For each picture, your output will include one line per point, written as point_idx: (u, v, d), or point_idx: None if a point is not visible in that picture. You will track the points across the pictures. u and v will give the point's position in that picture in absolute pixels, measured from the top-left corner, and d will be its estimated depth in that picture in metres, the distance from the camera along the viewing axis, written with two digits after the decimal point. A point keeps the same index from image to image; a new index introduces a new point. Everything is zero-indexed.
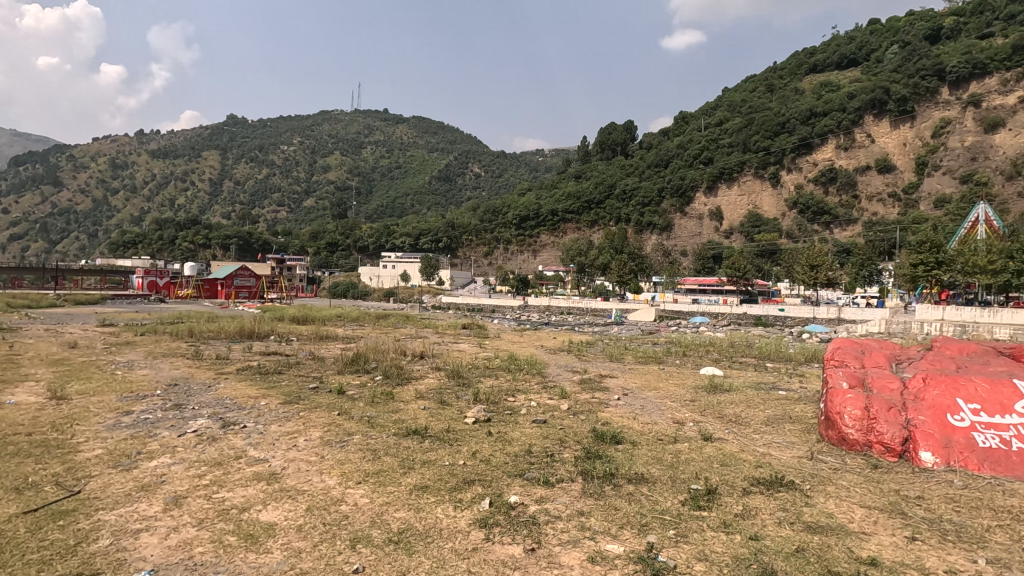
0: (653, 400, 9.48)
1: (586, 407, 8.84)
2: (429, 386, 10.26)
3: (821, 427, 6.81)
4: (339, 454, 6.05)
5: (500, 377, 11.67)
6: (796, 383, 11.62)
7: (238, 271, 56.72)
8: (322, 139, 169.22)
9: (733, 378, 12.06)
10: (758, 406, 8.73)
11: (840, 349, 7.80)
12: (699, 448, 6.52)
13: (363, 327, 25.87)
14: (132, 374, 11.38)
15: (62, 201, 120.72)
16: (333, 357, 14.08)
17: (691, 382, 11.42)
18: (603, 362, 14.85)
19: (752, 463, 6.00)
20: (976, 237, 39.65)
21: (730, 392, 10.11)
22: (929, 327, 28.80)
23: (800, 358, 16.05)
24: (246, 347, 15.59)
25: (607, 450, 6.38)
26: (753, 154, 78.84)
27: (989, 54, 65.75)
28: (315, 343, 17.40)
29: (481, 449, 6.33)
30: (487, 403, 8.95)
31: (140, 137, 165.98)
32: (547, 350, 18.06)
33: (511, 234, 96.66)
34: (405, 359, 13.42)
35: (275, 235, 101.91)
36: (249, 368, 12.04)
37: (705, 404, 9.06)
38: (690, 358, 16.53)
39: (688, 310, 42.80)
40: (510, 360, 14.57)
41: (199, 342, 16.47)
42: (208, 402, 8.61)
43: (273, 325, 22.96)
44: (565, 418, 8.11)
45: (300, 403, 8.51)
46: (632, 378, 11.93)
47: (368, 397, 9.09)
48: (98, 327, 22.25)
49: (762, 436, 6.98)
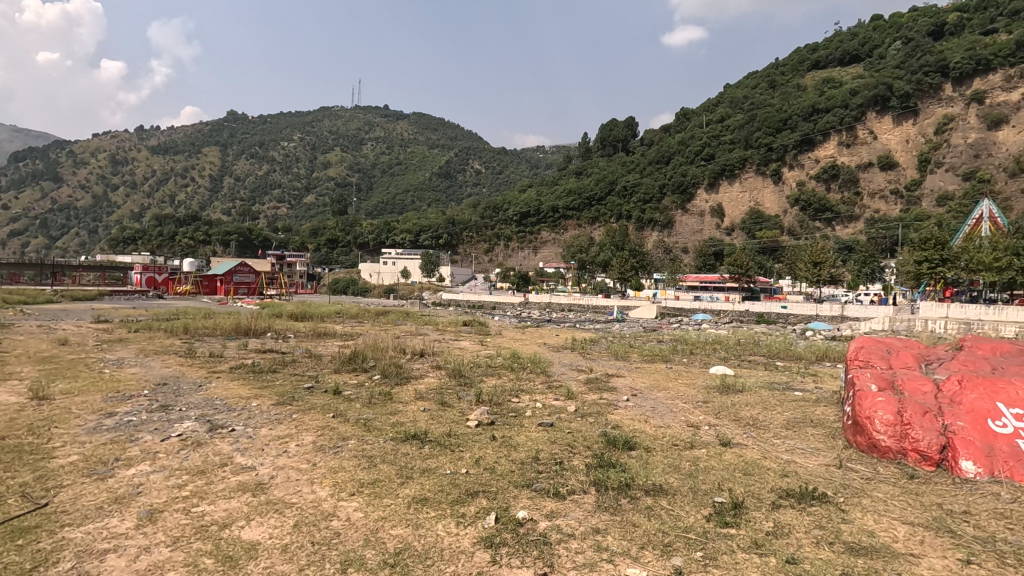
0: (664, 401, 9.05)
1: (595, 409, 8.38)
2: (429, 386, 9.86)
3: (848, 433, 6.36)
4: (332, 462, 5.63)
5: (504, 376, 11.27)
6: (811, 383, 11.14)
7: (237, 267, 56.29)
8: (322, 135, 168.56)
9: (745, 377, 11.63)
10: (773, 407, 8.31)
11: (865, 348, 7.39)
12: (718, 455, 6.11)
13: (362, 324, 25.47)
14: (120, 373, 10.93)
15: (62, 197, 120.12)
16: (330, 354, 13.65)
17: (701, 382, 10.99)
18: (608, 360, 14.43)
19: (778, 471, 5.58)
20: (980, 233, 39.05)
21: (743, 393, 9.70)
22: (935, 325, 28.36)
23: (809, 357, 15.59)
24: (242, 344, 15.17)
25: (621, 457, 5.94)
26: (755, 151, 78.28)
27: (993, 50, 64.97)
28: (314, 341, 16.98)
29: (485, 456, 5.92)
30: (491, 404, 8.51)
31: (140, 133, 165.46)
32: (550, 348, 17.64)
33: (512, 230, 96.17)
34: (405, 358, 12.98)
35: (275, 232, 101.45)
36: (242, 367, 11.59)
37: (719, 405, 8.64)
38: (697, 356, 16.03)
39: (690, 307, 42.37)
40: (513, 358, 14.13)
41: (193, 340, 16.06)
42: (197, 403, 8.18)
43: (271, 321, 22.59)
44: (572, 421, 7.69)
45: (293, 404, 8.07)
46: (640, 377, 11.48)
47: (365, 398, 8.68)
48: (92, 323, 21.78)
49: (782, 441, 6.56)
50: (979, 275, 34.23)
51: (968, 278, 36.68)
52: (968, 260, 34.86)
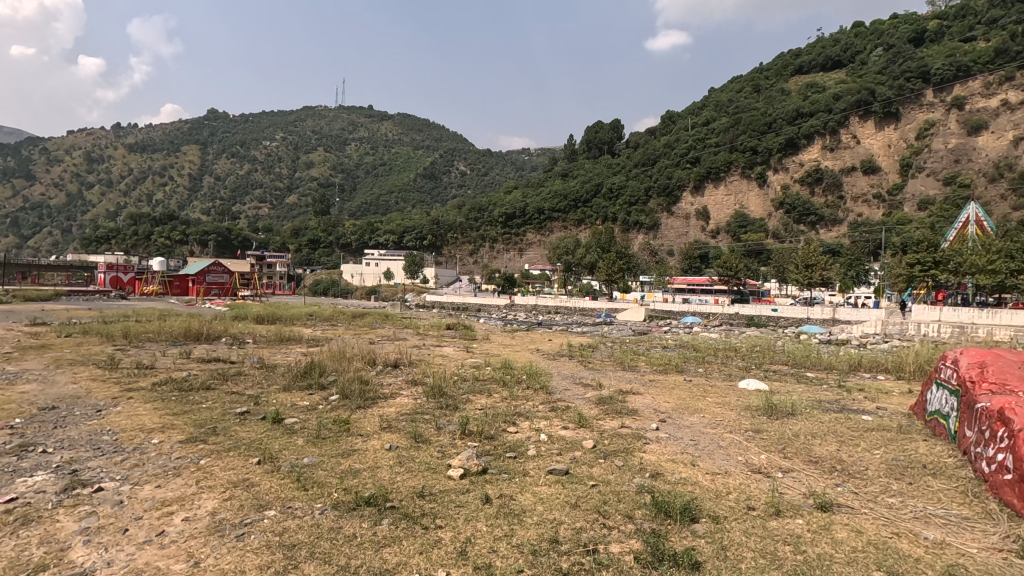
0: (706, 432, 6.95)
1: (620, 447, 6.22)
2: (400, 410, 7.70)
3: (1008, 495, 4.31)
4: (227, 561, 3.43)
5: (496, 395, 9.15)
6: (867, 403, 9.14)
7: (210, 267, 53.49)
8: (305, 134, 164.53)
9: (791, 396, 9.55)
10: (855, 443, 6.25)
11: (995, 367, 5.37)
12: (824, 528, 4.10)
13: (335, 327, 23.25)
14: (4, 392, 8.54)
15: (34, 195, 115.40)
16: (287, 365, 11.45)
17: (738, 402, 8.92)
18: (612, 370, 12.50)
19: (944, 571, 3.50)
20: (969, 237, 37.70)
21: (801, 418, 7.67)
22: (927, 327, 26.91)
23: (841, 368, 13.71)
24: (183, 353, 12.86)
25: (690, 544, 3.82)
26: (740, 154, 77.21)
27: (973, 57, 63.62)
28: (273, 349, 14.64)
29: (477, 539, 3.85)
30: (481, 440, 6.33)
31: (117, 130, 160.20)
32: (546, 356, 15.52)
33: (497, 232, 94.05)
34: (374, 371, 10.70)
35: (256, 231, 98.51)
36: (168, 383, 9.19)
37: (783, 438, 6.59)
38: (711, 366, 14.08)
39: (679, 310, 40.76)
40: (503, 369, 11.98)
41: (127, 346, 13.68)
42: (76, 439, 5.93)
43: (228, 325, 20.04)
44: (593, 466, 5.60)
45: (207, 442, 5.81)
46: (661, 396, 9.34)
47: (312, 431, 6.49)
48: (24, 326, 19.20)
49: (899, 503, 4.61)
50: (972, 277, 32.71)
51: (960, 281, 35.07)
52: (960, 263, 33.35)
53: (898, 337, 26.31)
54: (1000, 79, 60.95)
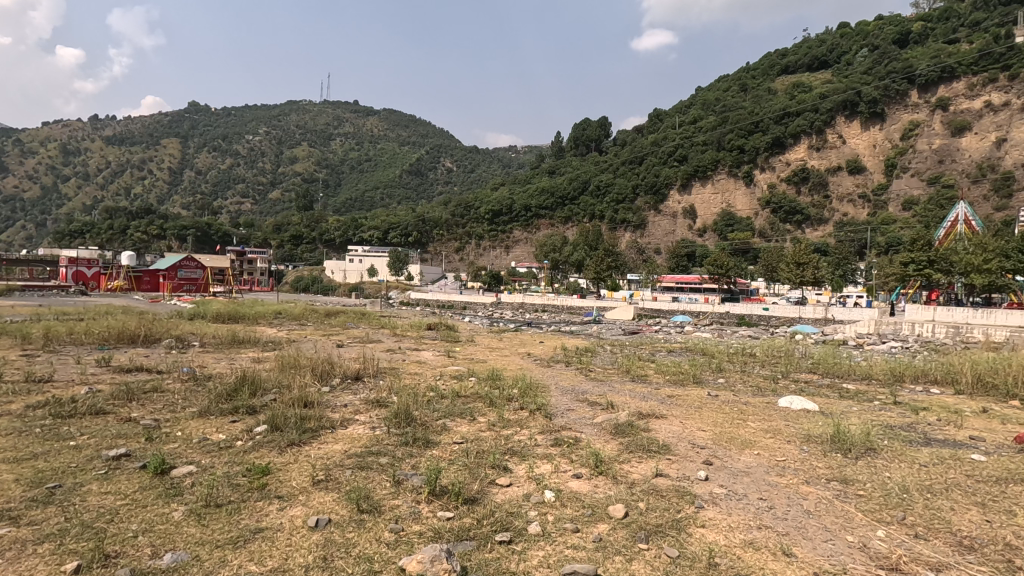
0: (775, 485, 4.92)
1: (665, 520, 4.13)
2: (344, 449, 5.58)
3: None
4: None
5: (481, 421, 7.03)
6: (951, 431, 7.17)
7: (182, 262, 49.91)
8: (289, 129, 160.00)
9: (851, 421, 7.56)
10: (1005, 512, 4.25)
11: None
12: None
13: (301, 328, 20.86)
14: None
15: (6, 187, 110.49)
16: (220, 378, 9.19)
17: (800, 432, 6.79)
18: (618, 382, 10.45)
19: None
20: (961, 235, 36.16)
21: (893, 459, 5.66)
22: (921, 328, 25.34)
23: (882, 378, 11.85)
24: (99, 360, 10.55)
25: None
26: (727, 153, 75.46)
27: (958, 58, 62.64)
28: (217, 354, 12.44)
29: None
30: (456, 505, 4.24)
31: (93, 122, 154.31)
32: (536, 362, 13.69)
33: (483, 229, 91.62)
34: (326, 387, 8.50)
35: (236, 226, 94.79)
36: (45, 406, 6.90)
37: (893, 498, 4.56)
38: (728, 375, 12.22)
39: (669, 309, 38.93)
40: (489, 382, 9.78)
41: (36, 354, 11.30)
42: None
43: (175, 325, 17.49)
44: (634, 560, 3.55)
45: (19, 522, 3.65)
46: (697, 422, 7.23)
47: (203, 489, 4.36)
48: None
49: None
50: (968, 278, 30.64)
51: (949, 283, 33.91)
52: (954, 263, 31.63)
53: (891, 337, 24.92)
54: (983, 81, 60.19)
